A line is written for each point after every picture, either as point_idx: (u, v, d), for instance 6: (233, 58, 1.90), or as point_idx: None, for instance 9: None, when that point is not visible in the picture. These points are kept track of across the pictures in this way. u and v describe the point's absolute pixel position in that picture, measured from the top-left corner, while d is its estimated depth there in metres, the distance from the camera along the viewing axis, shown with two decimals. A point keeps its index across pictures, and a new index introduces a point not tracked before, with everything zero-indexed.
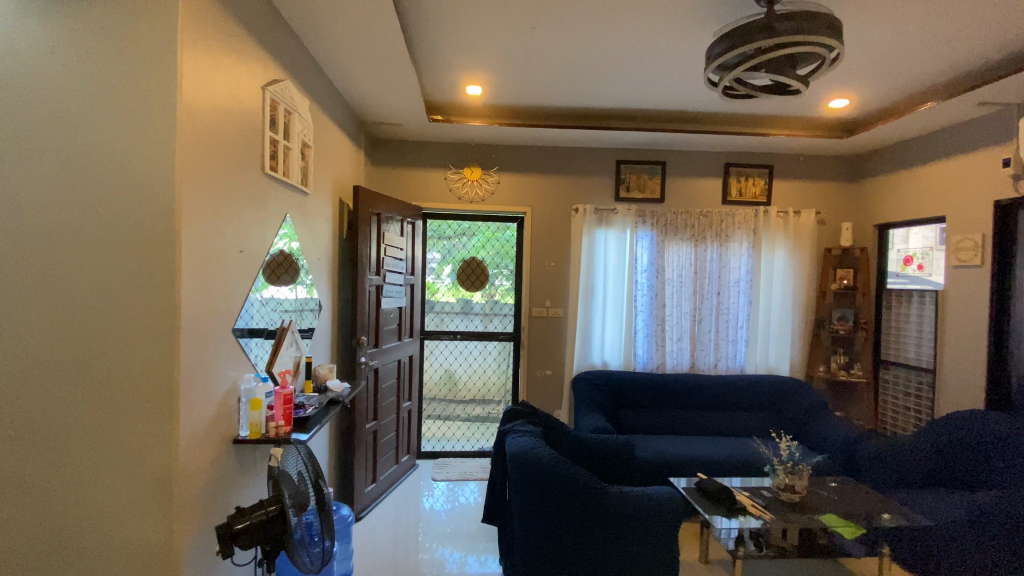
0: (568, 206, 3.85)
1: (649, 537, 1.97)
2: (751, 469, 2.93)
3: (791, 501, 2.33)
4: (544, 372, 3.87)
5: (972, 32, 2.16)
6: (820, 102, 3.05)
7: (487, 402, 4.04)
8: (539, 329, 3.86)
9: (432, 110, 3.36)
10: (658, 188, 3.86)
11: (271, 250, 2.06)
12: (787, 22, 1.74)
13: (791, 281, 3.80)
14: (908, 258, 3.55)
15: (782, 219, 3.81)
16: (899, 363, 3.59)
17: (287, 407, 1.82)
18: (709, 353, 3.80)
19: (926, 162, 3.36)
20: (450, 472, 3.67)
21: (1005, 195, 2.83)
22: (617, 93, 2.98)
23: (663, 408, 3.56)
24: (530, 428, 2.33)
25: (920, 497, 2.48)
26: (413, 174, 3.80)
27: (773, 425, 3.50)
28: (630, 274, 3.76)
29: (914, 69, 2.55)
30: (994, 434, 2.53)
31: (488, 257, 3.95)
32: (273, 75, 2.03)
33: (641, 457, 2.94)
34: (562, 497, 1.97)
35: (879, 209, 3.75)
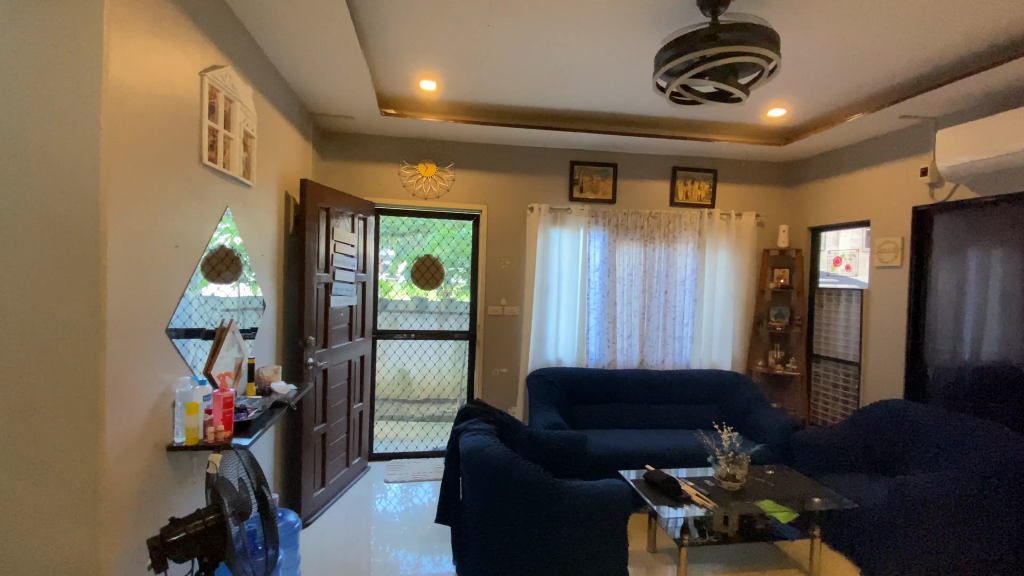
0: (522, 205, 3.87)
1: (601, 530, 2.02)
2: (696, 459, 3.06)
3: (732, 488, 2.46)
4: (500, 370, 3.88)
5: (894, 50, 2.34)
6: (760, 111, 3.22)
7: (442, 401, 4.00)
8: (495, 328, 3.86)
9: (385, 103, 3.28)
10: (610, 189, 3.95)
11: (211, 245, 1.95)
12: (729, 32, 1.82)
13: (733, 279, 3.99)
14: (838, 259, 3.81)
15: (725, 221, 3.99)
16: (829, 357, 3.85)
17: (228, 410, 1.74)
18: (658, 350, 3.93)
19: (854, 170, 3.61)
20: (403, 473, 3.61)
21: (922, 202, 3.08)
22: (571, 94, 3.02)
23: (614, 403, 3.65)
24: (483, 426, 2.32)
25: (848, 482, 2.67)
26: (365, 169, 3.70)
27: (717, 417, 3.66)
28: (583, 273, 3.82)
29: (846, 82, 2.73)
30: (910, 421, 2.77)
31: (444, 254, 3.91)
32: (212, 60, 1.91)
33: (593, 452, 3.01)
34: (515, 494, 1.98)
35: (813, 213, 3.99)
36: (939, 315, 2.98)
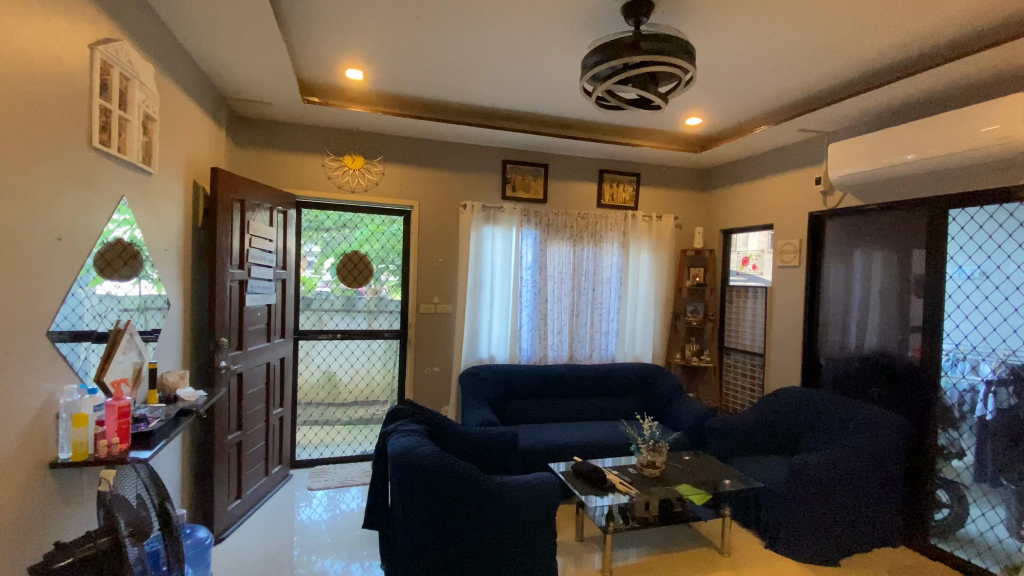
0: (454, 201, 3.84)
1: (532, 522, 2.06)
2: (620, 449, 3.21)
3: (653, 475, 2.60)
4: (431, 368, 3.82)
5: (792, 68, 2.58)
6: (678, 119, 3.42)
7: (371, 403, 3.87)
8: (426, 326, 3.80)
9: (307, 91, 3.11)
10: (541, 188, 4.02)
11: (106, 237, 1.76)
12: (650, 42, 1.91)
13: (654, 278, 4.21)
14: (746, 259, 4.14)
15: (647, 223, 4.20)
16: (738, 349, 4.18)
17: (124, 421, 1.58)
18: (585, 345, 4.08)
19: (760, 177, 3.94)
20: (329, 479, 3.46)
21: (816, 207, 3.42)
22: (503, 93, 3.04)
23: (544, 399, 3.73)
24: (414, 426, 2.28)
25: (754, 464, 2.91)
26: (286, 158, 3.50)
27: (639, 408, 3.86)
28: (515, 271, 3.87)
29: (754, 95, 2.96)
30: (806, 406, 3.08)
31: (373, 251, 3.78)
32: (105, 32, 1.72)
33: (523, 447, 3.05)
34: (446, 494, 1.97)
35: (725, 216, 4.31)
36: (831, 310, 3.33)
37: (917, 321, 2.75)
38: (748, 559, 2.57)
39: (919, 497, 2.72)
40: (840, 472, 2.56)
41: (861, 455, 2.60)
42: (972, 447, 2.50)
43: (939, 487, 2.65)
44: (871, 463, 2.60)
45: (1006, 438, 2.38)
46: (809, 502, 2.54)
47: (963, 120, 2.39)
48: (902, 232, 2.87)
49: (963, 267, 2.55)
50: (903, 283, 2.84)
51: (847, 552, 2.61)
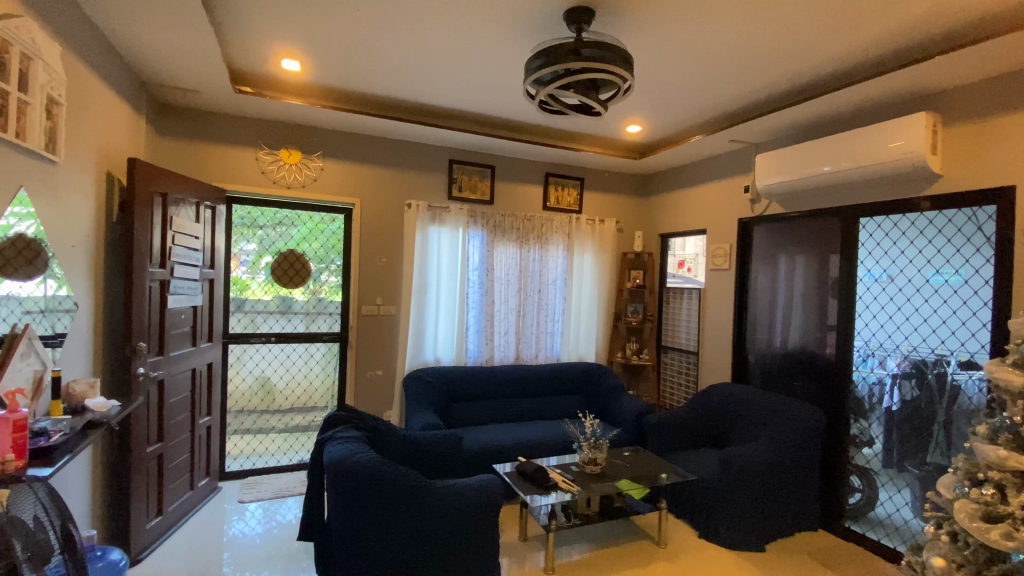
0: (398, 201, 3.75)
1: (476, 524, 2.04)
2: (563, 447, 3.26)
3: (594, 472, 2.66)
4: (373, 372, 3.71)
5: (722, 82, 2.74)
6: (619, 125, 3.53)
7: (309, 410, 3.70)
8: (367, 328, 3.68)
9: (239, 81, 2.95)
10: (487, 189, 4.01)
11: (5, 233, 1.60)
12: (591, 49, 1.95)
13: (598, 280, 4.32)
14: (682, 262, 4.34)
15: (591, 226, 4.31)
16: (674, 348, 4.36)
17: (20, 435, 1.42)
18: (531, 346, 4.13)
19: (694, 184, 4.13)
20: (262, 490, 3.27)
21: (745, 214, 3.63)
22: (448, 91, 3.02)
23: (489, 400, 3.73)
24: (353, 433, 2.21)
25: (689, 457, 3.05)
26: (215, 151, 3.30)
27: (583, 406, 3.95)
28: (461, 272, 3.85)
29: (689, 106, 3.12)
30: (735, 401, 3.27)
31: (311, 250, 3.62)
32: (4, 4, 1.55)
33: (468, 449, 3.03)
34: (387, 502, 1.92)
35: (663, 221, 4.49)
36: (758, 311, 3.55)
37: (833, 320, 3.00)
38: (683, 549, 2.68)
39: (836, 483, 2.95)
40: (766, 462, 2.73)
41: (784, 446, 2.79)
42: (881, 436, 2.75)
43: (853, 473, 2.89)
44: (792, 453, 2.80)
45: (909, 427, 2.63)
46: (738, 492, 2.70)
47: (870, 137, 2.63)
48: (820, 238, 3.11)
49: (872, 271, 2.80)
50: (821, 285, 3.08)
51: (772, 538, 2.79)
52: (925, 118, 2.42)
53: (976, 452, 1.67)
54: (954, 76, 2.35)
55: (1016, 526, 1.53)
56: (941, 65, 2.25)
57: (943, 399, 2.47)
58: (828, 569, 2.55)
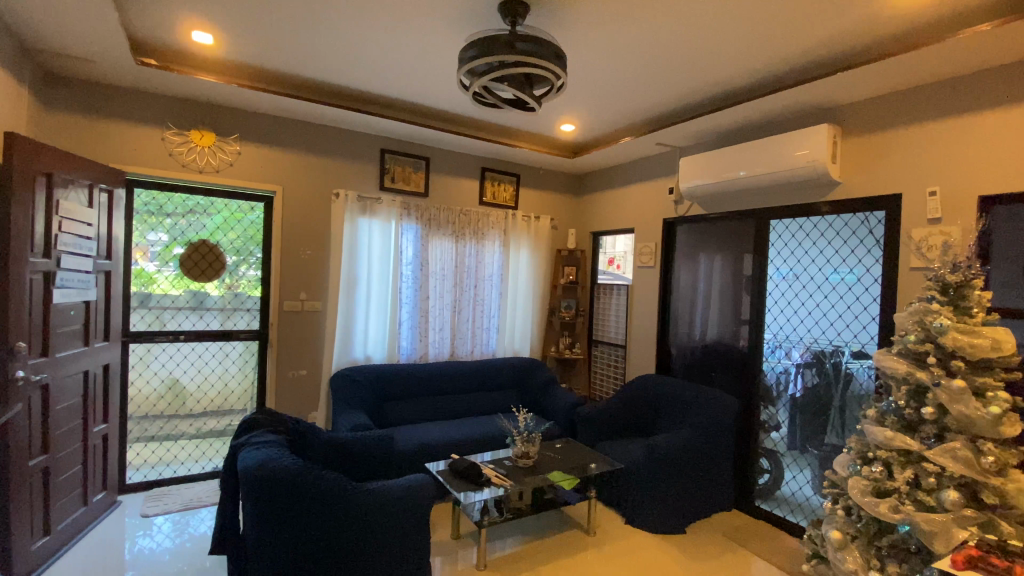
0: (324, 190, 3.56)
1: (406, 524, 1.99)
2: (497, 443, 3.26)
3: (526, 465, 2.68)
4: (297, 371, 3.51)
5: (651, 86, 2.85)
6: (554, 123, 3.57)
7: (224, 414, 3.43)
8: (290, 325, 3.47)
9: (141, 51, 2.65)
10: (422, 181, 3.91)
11: None
12: (526, 43, 1.94)
13: (532, 275, 4.36)
14: (611, 259, 4.48)
15: (526, 222, 4.34)
16: (604, 342, 4.50)
17: None
18: (466, 342, 4.09)
19: (624, 184, 4.28)
20: (168, 503, 2.98)
21: (670, 214, 3.81)
22: (380, 77, 2.90)
23: (422, 397, 3.65)
24: (271, 437, 2.07)
25: (617, 447, 3.17)
26: (113, 128, 2.96)
27: (517, 401, 3.97)
28: (393, 266, 3.73)
29: (620, 108, 3.21)
30: (660, 391, 3.43)
31: (227, 241, 3.34)
32: None
33: (399, 448, 2.95)
34: (309, 508, 1.81)
35: (594, 219, 4.61)
36: (681, 306, 3.75)
37: (746, 315, 3.22)
38: (612, 536, 2.78)
39: (748, 465, 3.19)
40: (688, 449, 2.89)
41: (704, 433, 2.97)
42: (786, 421, 3.00)
43: (763, 456, 3.14)
44: (711, 439, 2.98)
45: (809, 411, 2.88)
46: (663, 478, 2.83)
47: (780, 145, 2.85)
48: (736, 238, 3.33)
49: (781, 269, 3.04)
50: (737, 282, 3.30)
51: (693, 520, 2.96)
52: (827, 130, 2.66)
53: (867, 434, 1.86)
54: (851, 93, 2.59)
55: (901, 499, 1.72)
56: (842, 82, 2.47)
57: (839, 386, 2.74)
58: (741, 545, 2.74)
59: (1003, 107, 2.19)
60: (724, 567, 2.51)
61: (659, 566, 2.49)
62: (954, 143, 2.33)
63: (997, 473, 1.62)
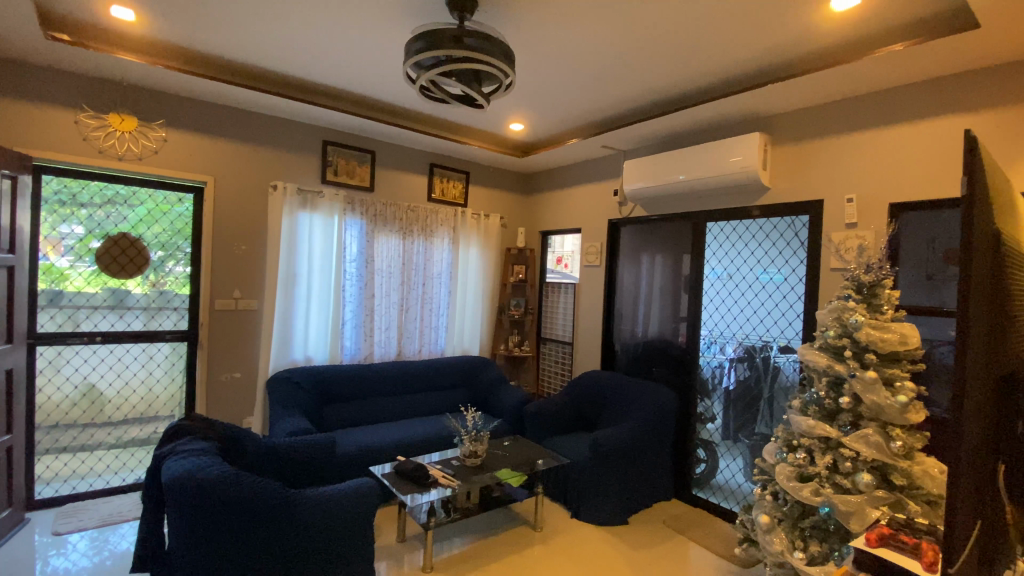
0: (261, 183, 3.38)
1: (348, 530, 1.92)
2: (445, 443, 3.23)
3: (474, 464, 2.67)
4: (231, 374, 3.31)
5: (597, 89, 2.91)
6: (503, 121, 3.57)
7: (148, 421, 3.18)
8: (222, 325, 3.27)
9: (50, 25, 2.39)
10: (367, 176, 3.80)
11: None
12: (474, 39, 1.92)
13: (481, 273, 4.35)
14: (560, 258, 4.54)
15: (475, 220, 4.32)
16: (552, 340, 4.56)
17: None
18: (414, 341, 4.02)
19: (571, 185, 4.35)
20: (83, 519, 2.72)
21: (615, 215, 3.91)
22: (322, 65, 2.78)
23: (367, 399, 3.55)
24: (200, 445, 1.94)
25: (564, 443, 3.22)
26: (15, 108, 2.66)
27: (465, 399, 3.95)
28: (336, 262, 3.60)
29: (567, 109, 3.26)
30: (605, 386, 3.53)
31: (151, 235, 3.10)
32: None
33: (342, 452, 2.85)
34: (242, 519, 1.71)
35: (542, 218, 4.66)
36: (625, 304, 3.86)
37: (685, 312, 3.37)
38: (558, 531, 2.82)
39: (686, 456, 3.34)
40: (632, 443, 2.98)
41: (646, 426, 3.07)
42: (721, 412, 3.16)
43: (700, 447, 3.29)
44: (654, 432, 3.09)
45: (741, 403, 3.05)
46: (606, 471, 2.91)
47: (716, 151, 2.99)
48: (676, 239, 3.47)
49: (716, 269, 3.19)
50: (677, 282, 3.44)
51: (635, 511, 3.06)
52: (759, 139, 2.82)
53: (792, 423, 1.99)
54: (780, 103, 2.76)
55: (822, 482, 1.86)
56: (773, 93, 2.63)
57: (767, 378, 2.92)
58: (680, 533, 2.86)
59: (910, 122, 2.40)
60: (664, 555, 2.61)
61: (603, 558, 2.55)
62: (869, 153, 2.53)
63: (904, 457, 1.78)
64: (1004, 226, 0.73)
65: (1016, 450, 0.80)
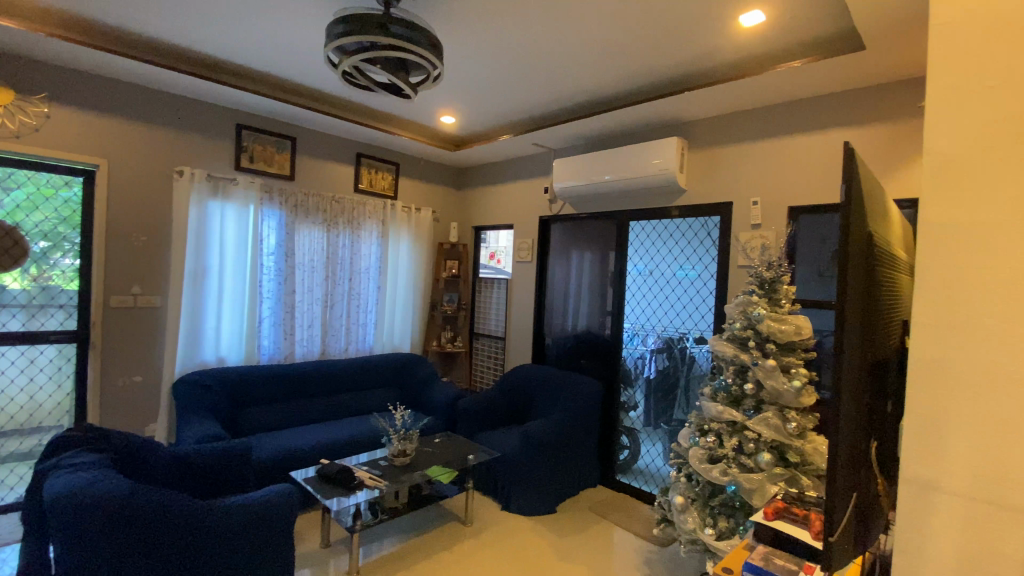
0: (165, 168, 3.08)
1: (263, 540, 1.82)
2: (372, 442, 3.15)
3: (403, 463, 2.62)
4: (129, 378, 3.01)
5: (527, 87, 2.94)
6: (433, 113, 3.51)
7: (28, 433, 2.79)
8: (118, 324, 2.96)
9: None
10: (287, 164, 3.58)
11: None
12: (400, 27, 1.86)
13: (412, 267, 4.26)
14: (493, 254, 4.54)
15: (406, 213, 4.22)
16: (484, 335, 4.57)
17: None
18: (339, 338, 3.86)
19: (503, 181, 4.37)
20: None
21: (545, 212, 3.98)
22: (235, 42, 2.58)
23: (288, 400, 3.37)
24: (91, 457, 1.75)
25: (494, 437, 3.24)
26: None
27: (395, 397, 3.87)
28: (252, 255, 3.37)
29: (498, 105, 3.27)
30: (535, 379, 3.60)
31: (31, 222, 2.73)
32: None
33: (258, 457, 2.68)
34: (140, 537, 1.56)
35: (475, 213, 4.64)
36: (555, 298, 3.94)
37: (610, 306, 3.51)
38: (488, 524, 2.84)
39: (611, 444, 3.49)
40: (559, 434, 3.06)
41: (573, 417, 3.16)
42: (642, 401, 3.33)
43: (624, 434, 3.45)
44: (580, 422, 3.19)
45: (661, 392, 3.22)
46: (535, 463, 2.96)
47: (638, 153, 3.13)
48: (603, 236, 3.59)
49: (638, 265, 3.35)
50: (603, 277, 3.57)
51: (562, 500, 3.14)
52: (676, 142, 2.98)
53: (705, 409, 2.14)
54: (696, 110, 2.94)
55: (729, 463, 2.02)
56: (690, 100, 2.79)
57: (683, 367, 3.10)
58: (605, 518, 2.98)
59: (806, 133, 2.65)
60: (590, 541, 2.71)
61: (532, 548, 2.61)
62: (772, 160, 2.76)
63: (799, 436, 1.96)
64: (876, 227, 0.81)
65: (885, 426, 0.91)
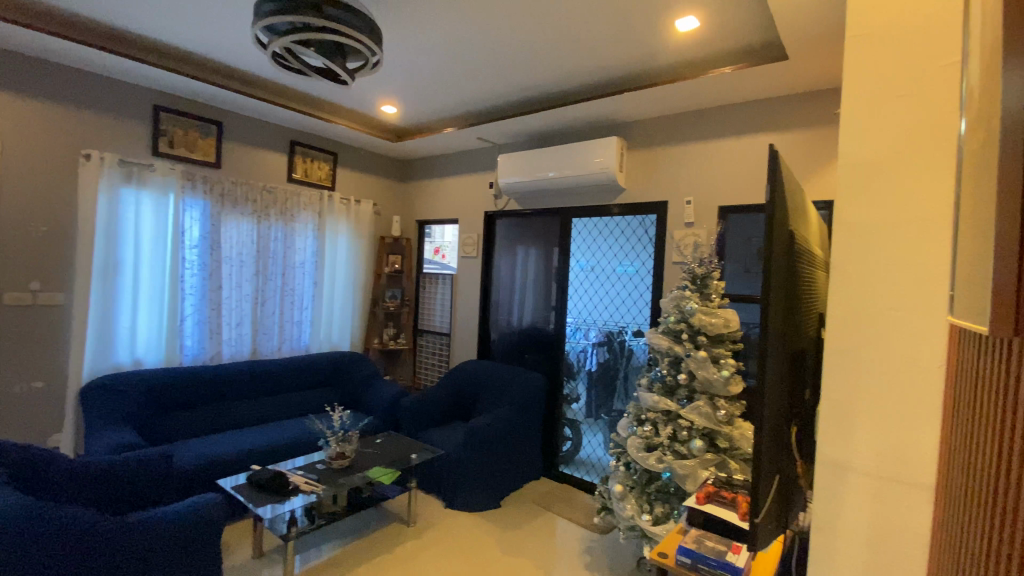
0: (69, 151, 2.79)
1: (183, 554, 1.69)
2: (309, 445, 3.02)
3: (341, 466, 2.52)
4: (28, 385, 2.70)
5: (471, 81, 2.91)
6: (373, 103, 3.39)
7: None
8: (14, 324, 2.65)
9: None
10: (212, 150, 3.34)
11: None
12: (336, 9, 1.77)
13: (351, 262, 4.11)
14: (437, 249, 4.48)
15: (344, 206, 4.06)
16: (428, 331, 4.50)
17: None
18: (272, 337, 3.66)
19: (447, 175, 4.31)
20: None
21: (490, 208, 3.97)
22: (150, 15, 2.36)
23: (214, 403, 3.16)
24: None
25: (438, 434, 3.20)
26: None
27: (332, 397, 3.73)
28: (171, 248, 3.12)
29: (441, 98, 3.22)
30: (479, 374, 3.60)
31: None
32: None
33: (180, 466, 2.49)
34: (39, 559, 1.40)
35: (418, 207, 4.55)
36: (500, 293, 3.95)
37: (553, 301, 3.56)
38: (432, 522, 2.80)
39: (554, 437, 3.55)
40: (503, 428, 3.07)
41: (517, 411, 3.19)
42: (583, 393, 3.41)
43: (567, 427, 3.51)
44: (523, 416, 3.22)
45: (602, 384, 3.31)
46: (478, 458, 2.96)
47: (580, 150, 3.18)
48: (546, 232, 3.63)
49: (581, 261, 3.41)
50: (547, 272, 3.61)
51: (506, 494, 3.16)
52: (616, 142, 3.06)
53: (642, 400, 2.22)
54: (635, 111, 3.03)
55: (664, 451, 2.10)
56: (629, 101, 2.88)
57: (623, 360, 3.20)
58: (549, 510, 3.03)
59: (735, 137, 2.80)
60: (534, 532, 2.75)
61: (476, 543, 2.61)
62: (705, 161, 2.90)
63: (727, 423, 2.07)
64: (796, 226, 0.87)
65: (803, 412, 0.98)
